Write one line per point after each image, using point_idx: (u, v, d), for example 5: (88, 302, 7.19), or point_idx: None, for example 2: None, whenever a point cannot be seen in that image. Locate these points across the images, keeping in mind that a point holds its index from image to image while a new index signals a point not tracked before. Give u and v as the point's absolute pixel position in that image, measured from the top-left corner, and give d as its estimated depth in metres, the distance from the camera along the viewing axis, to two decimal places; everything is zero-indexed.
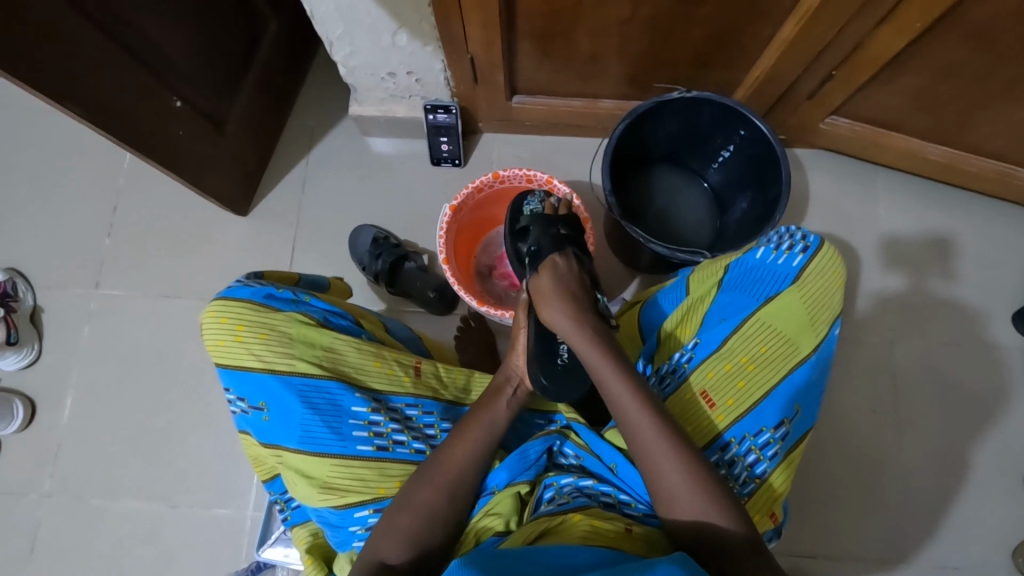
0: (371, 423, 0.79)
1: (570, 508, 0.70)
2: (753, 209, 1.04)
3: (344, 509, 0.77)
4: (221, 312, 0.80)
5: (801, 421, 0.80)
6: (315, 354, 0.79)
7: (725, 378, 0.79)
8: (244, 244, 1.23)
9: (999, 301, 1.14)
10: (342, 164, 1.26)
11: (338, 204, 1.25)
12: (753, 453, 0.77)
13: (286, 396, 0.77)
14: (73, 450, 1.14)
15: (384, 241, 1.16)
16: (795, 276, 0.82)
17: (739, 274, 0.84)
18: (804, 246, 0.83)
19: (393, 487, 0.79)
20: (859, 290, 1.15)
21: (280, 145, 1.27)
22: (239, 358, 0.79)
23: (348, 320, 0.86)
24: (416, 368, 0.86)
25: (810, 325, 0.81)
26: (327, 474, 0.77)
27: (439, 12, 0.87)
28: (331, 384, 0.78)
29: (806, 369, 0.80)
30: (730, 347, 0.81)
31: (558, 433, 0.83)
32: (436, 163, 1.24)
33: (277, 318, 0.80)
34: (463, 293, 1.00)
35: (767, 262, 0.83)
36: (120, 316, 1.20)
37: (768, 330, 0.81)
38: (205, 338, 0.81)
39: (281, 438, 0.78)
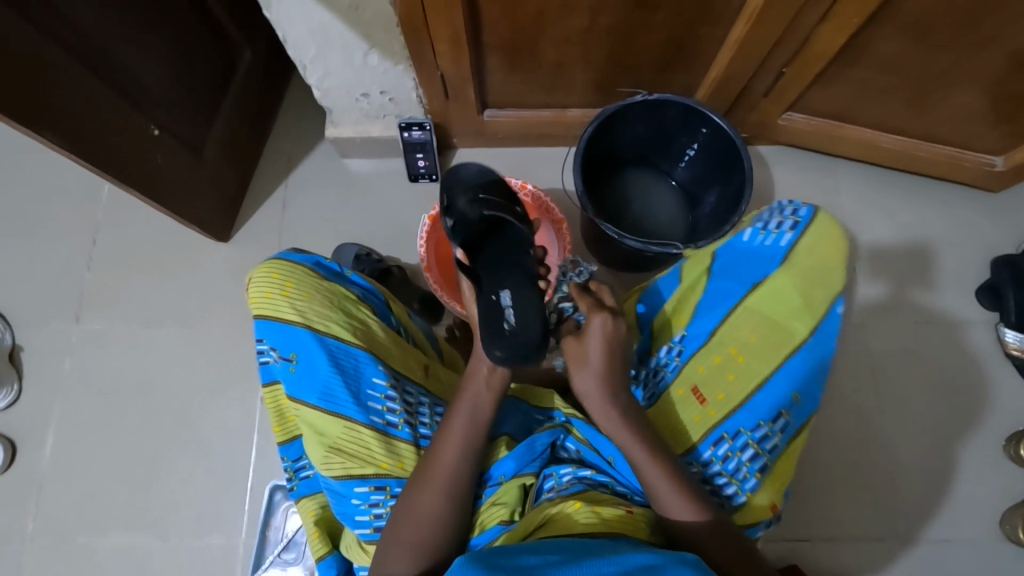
0: (387, 397, 0.81)
1: (571, 495, 0.73)
2: (721, 203, 1.08)
3: (347, 479, 0.77)
4: (277, 268, 0.88)
5: (801, 410, 0.79)
6: (349, 322, 0.84)
7: (715, 370, 0.81)
8: (228, 269, 1.23)
9: (962, 278, 1.19)
10: (321, 185, 1.28)
11: (319, 225, 1.26)
12: (751, 447, 0.77)
13: (318, 353, 0.81)
14: (58, 487, 1.11)
15: (366, 257, 1.17)
16: (782, 255, 0.84)
17: (729, 258, 0.88)
18: (791, 225, 0.85)
19: (397, 466, 0.79)
20: None
21: (259, 170, 1.29)
22: (281, 310, 0.84)
23: (381, 306, 0.93)
24: (424, 367, 0.91)
25: (801, 306, 0.82)
26: (339, 436, 0.78)
27: (407, 31, 0.91)
28: (361, 352, 0.82)
29: (802, 353, 0.80)
30: (718, 335, 0.83)
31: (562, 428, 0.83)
32: (414, 179, 1.27)
33: (324, 284, 0.87)
34: (446, 299, 1.02)
35: (755, 244, 0.87)
36: (103, 348, 1.19)
37: (755, 313, 0.83)
38: (253, 288, 0.87)
39: (302, 393, 0.80)
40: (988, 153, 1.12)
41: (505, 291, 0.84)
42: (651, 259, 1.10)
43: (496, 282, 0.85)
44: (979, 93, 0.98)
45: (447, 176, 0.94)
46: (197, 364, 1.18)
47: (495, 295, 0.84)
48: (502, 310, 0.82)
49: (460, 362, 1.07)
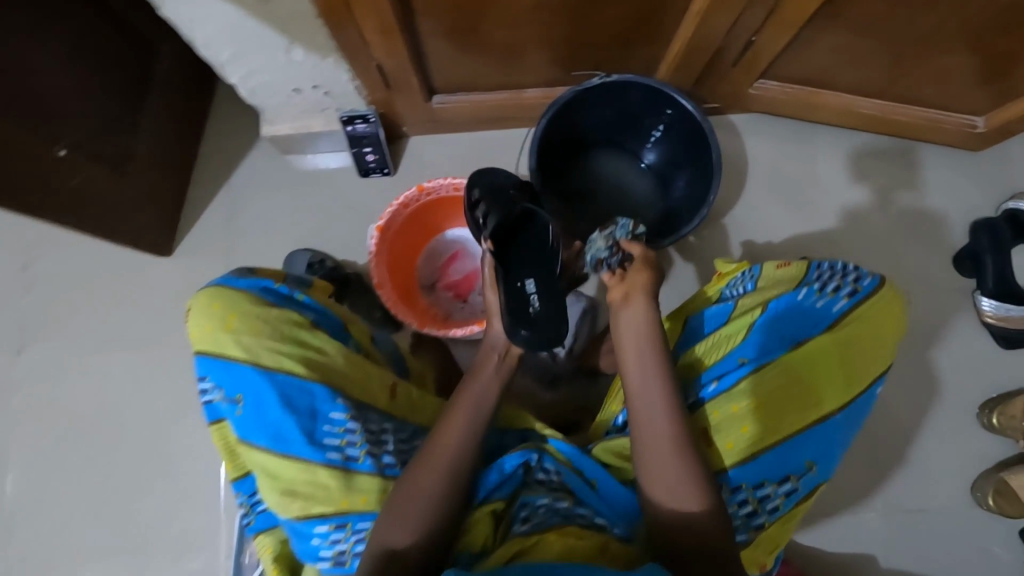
0: (345, 431, 0.73)
1: (549, 527, 0.68)
2: (690, 189, 1.02)
3: (305, 520, 0.71)
4: (216, 299, 0.78)
5: (812, 478, 0.73)
6: (303, 354, 0.76)
7: (731, 420, 0.71)
8: (174, 286, 1.16)
9: (941, 244, 1.15)
10: (266, 187, 1.19)
11: (268, 230, 1.18)
12: (748, 503, 0.71)
13: (266, 391, 0.74)
14: (26, 527, 1.07)
15: (320, 266, 1.10)
16: (834, 322, 0.75)
17: (778, 311, 0.76)
18: (850, 292, 0.77)
19: (359, 501, 0.72)
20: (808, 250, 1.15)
21: (196, 175, 1.19)
22: (224, 347, 0.76)
23: (339, 326, 0.84)
24: (392, 387, 0.82)
25: (842, 382, 0.73)
26: (295, 478, 0.72)
27: (331, 23, 0.80)
28: (317, 386, 0.74)
29: (828, 427, 0.73)
30: (753, 386, 0.71)
31: (538, 448, 0.78)
32: (365, 174, 1.18)
33: (271, 312, 0.78)
34: (402, 315, 0.94)
35: (809, 302, 0.76)
36: (53, 380, 1.12)
37: (798, 376, 0.72)
38: (191, 321, 0.79)
39: (252, 436, 0.73)
40: (969, 113, 1.06)
41: (530, 279, 0.87)
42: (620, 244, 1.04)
43: (521, 268, 0.88)
44: (963, 54, 0.91)
45: (477, 171, 0.98)
46: (154, 389, 1.12)
47: (520, 282, 0.86)
48: (527, 296, 0.85)
49: (428, 379, 0.97)
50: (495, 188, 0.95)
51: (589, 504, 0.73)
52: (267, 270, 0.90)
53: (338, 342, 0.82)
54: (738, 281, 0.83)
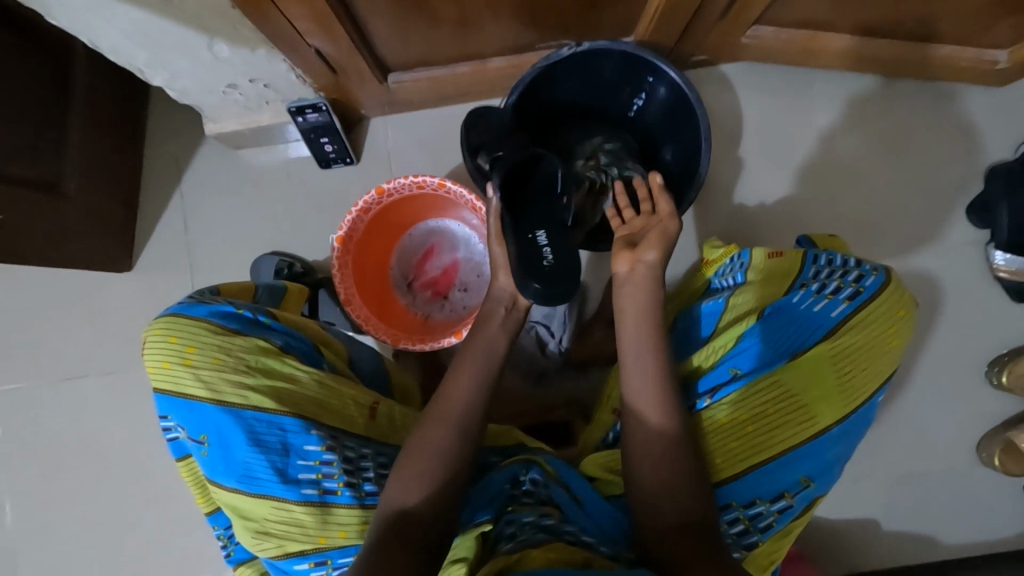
0: (321, 463, 0.65)
1: (534, 544, 0.60)
2: (679, 164, 0.93)
3: (283, 557, 0.65)
4: (170, 329, 0.67)
5: (807, 493, 0.71)
6: (273, 385, 0.66)
7: (722, 435, 0.68)
8: (140, 302, 1.10)
9: (953, 194, 1.06)
10: (221, 188, 1.11)
11: (230, 235, 1.10)
12: (740, 520, 0.69)
13: (231, 429, 0.64)
14: (30, 555, 1.07)
15: (289, 272, 1.03)
16: (834, 327, 0.70)
17: (773, 315, 0.71)
18: (850, 295, 0.72)
19: (338, 536, 0.65)
20: (809, 210, 1.06)
21: (145, 183, 1.11)
22: (184, 385, 0.65)
23: (310, 345, 0.73)
24: (372, 407, 0.73)
25: (839, 394, 0.70)
26: (267, 516, 0.65)
27: (251, 14, 0.69)
28: (288, 420, 0.65)
29: (823, 442, 0.70)
30: (745, 398, 0.69)
31: (524, 461, 0.74)
32: (326, 166, 1.09)
33: (233, 339, 0.67)
34: (376, 330, 0.89)
35: (806, 306, 0.72)
36: (32, 409, 1.09)
37: (792, 388, 0.69)
38: (146, 356, 0.68)
39: (219, 475, 0.65)
40: (990, 48, 0.95)
41: (542, 231, 0.78)
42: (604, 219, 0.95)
43: (532, 220, 0.79)
44: None
45: (470, 113, 0.84)
46: (135, 409, 1.09)
47: (533, 233, 0.77)
48: (540, 248, 0.76)
49: (413, 392, 0.90)
50: (499, 136, 0.83)
51: (577, 520, 0.68)
52: (234, 287, 0.79)
53: (310, 363, 0.71)
54: (729, 271, 0.80)
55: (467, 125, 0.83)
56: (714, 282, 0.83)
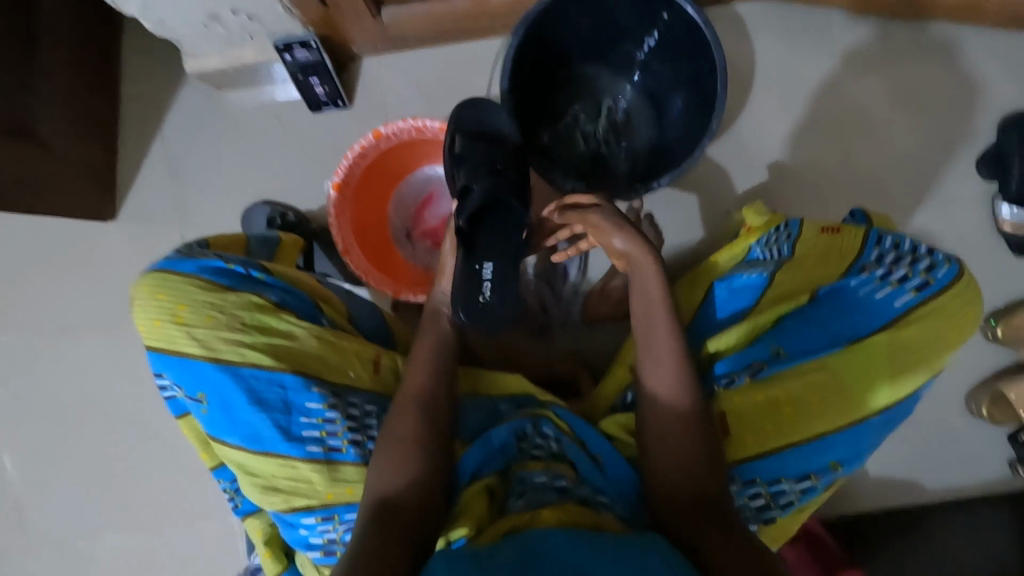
0: (324, 421, 0.64)
1: (543, 504, 0.62)
2: (692, 110, 0.88)
3: (291, 512, 0.65)
4: (160, 287, 0.65)
5: (833, 478, 0.69)
6: (271, 342, 0.64)
7: (759, 413, 0.66)
8: (127, 252, 1.06)
9: (969, 142, 1.02)
10: (207, 133, 1.05)
11: (219, 182, 1.06)
12: (761, 495, 0.67)
13: (230, 388, 0.63)
14: (35, 502, 1.07)
15: (282, 222, 0.98)
16: (895, 317, 0.67)
17: (828, 296, 0.70)
18: (917, 285, 0.68)
19: (345, 493, 0.65)
20: (821, 159, 1.03)
21: (126, 127, 1.06)
22: (177, 344, 0.63)
23: (307, 301, 0.70)
24: (375, 362, 0.71)
25: (890, 384, 0.66)
26: (273, 474, 0.64)
27: None
28: (287, 377, 0.63)
29: (861, 430, 0.67)
30: (790, 378, 0.66)
31: (533, 416, 0.74)
32: (317, 108, 1.03)
33: (226, 297, 0.65)
34: (375, 280, 0.88)
35: (870, 291, 0.69)
36: (23, 365, 1.07)
37: (841, 375, 0.66)
38: (136, 315, 0.66)
39: (222, 433, 0.64)
40: None
41: (489, 262, 0.77)
42: (609, 161, 0.94)
43: (485, 248, 0.78)
44: None
45: (459, 109, 0.85)
46: (129, 361, 1.07)
47: (479, 263, 0.77)
48: (481, 282, 0.76)
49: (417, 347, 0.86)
50: (475, 149, 0.84)
51: (590, 477, 0.68)
52: (224, 240, 0.76)
53: (309, 321, 0.69)
54: (776, 242, 0.76)
55: (453, 122, 0.85)
56: (755, 252, 0.77)
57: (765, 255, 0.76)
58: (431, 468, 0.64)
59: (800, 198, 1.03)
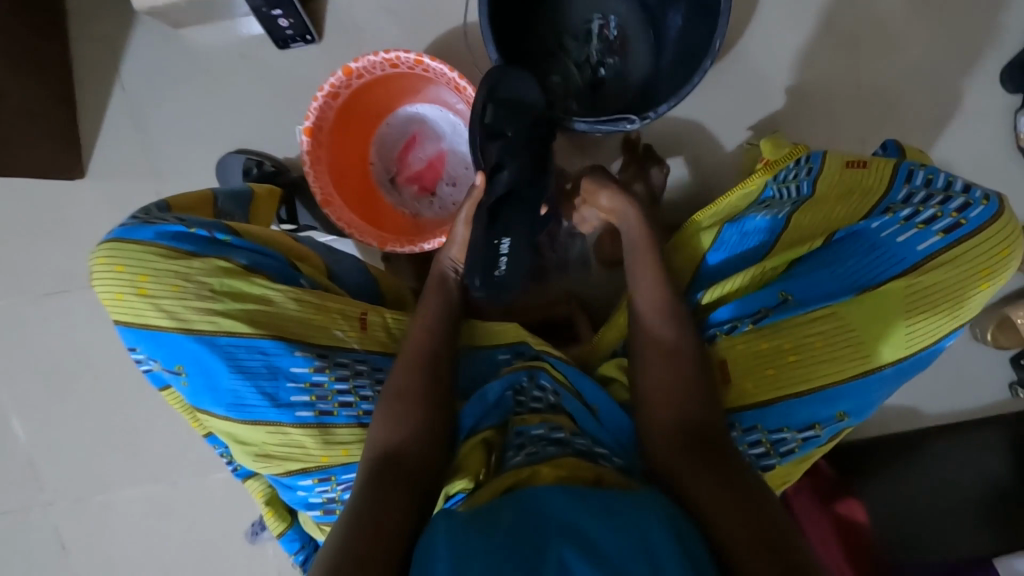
0: (313, 385, 0.63)
1: (544, 459, 0.60)
2: (690, 27, 0.81)
3: (287, 475, 0.65)
4: (116, 258, 0.61)
5: (839, 429, 0.66)
6: (246, 308, 0.62)
7: (758, 359, 0.64)
8: (103, 210, 1.01)
9: (992, 49, 0.94)
10: (170, 78, 0.98)
11: (188, 132, 0.99)
12: (761, 444, 0.64)
13: (209, 358, 0.61)
14: (48, 463, 1.09)
15: (258, 172, 0.94)
16: (916, 263, 0.63)
17: (845, 239, 0.66)
18: (944, 228, 0.63)
19: (341, 454, 0.65)
20: (830, 77, 0.95)
21: (83, 74, 0.99)
22: (145, 316, 0.60)
23: (281, 261, 0.67)
24: (362, 319, 0.69)
25: (905, 332, 0.63)
26: (264, 440, 0.63)
27: None
28: (268, 342, 0.62)
29: (872, 380, 0.64)
30: (795, 324, 0.64)
31: (529, 368, 0.74)
32: (285, 46, 0.95)
33: (190, 263, 0.61)
34: (358, 232, 0.83)
35: (892, 234, 0.64)
36: (14, 330, 1.06)
37: (850, 321, 0.63)
38: (96, 288, 0.62)
39: (207, 403, 0.63)
40: None
41: (508, 238, 0.74)
42: (606, 89, 0.89)
43: (506, 223, 0.74)
44: None
45: (499, 69, 0.78)
46: None
47: (498, 239, 0.73)
48: (498, 256, 0.73)
49: (409, 297, 0.84)
50: (505, 122, 0.77)
51: (589, 429, 0.67)
52: (184, 199, 0.71)
53: (285, 282, 0.66)
54: (795, 179, 0.72)
55: (486, 85, 0.77)
56: (770, 190, 0.74)
57: (779, 195, 0.73)
58: (430, 425, 0.64)
59: (807, 121, 0.96)
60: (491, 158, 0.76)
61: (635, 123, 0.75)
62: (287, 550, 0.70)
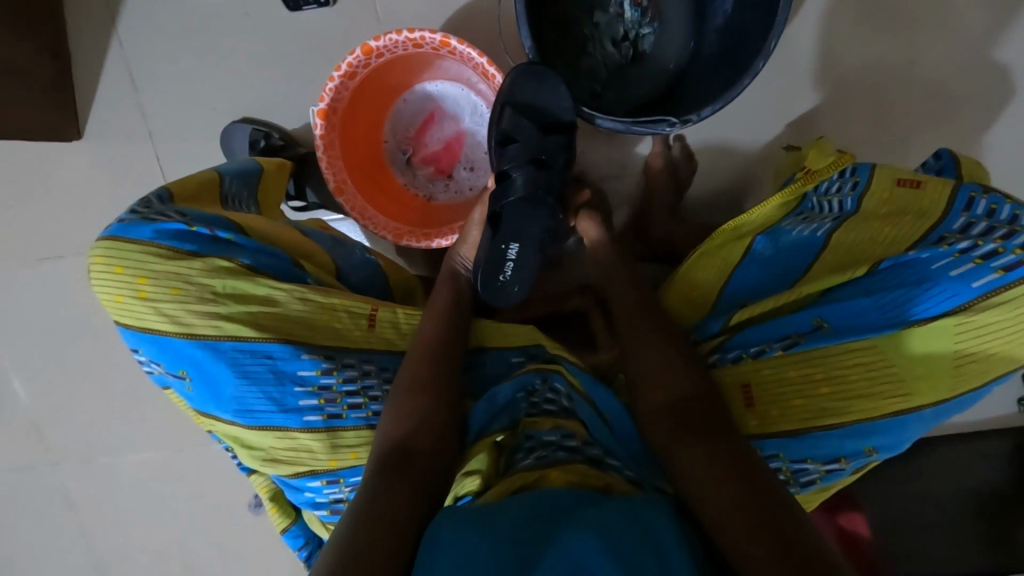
0: (321, 388, 0.61)
1: (553, 462, 0.58)
2: (738, 13, 0.75)
3: (295, 477, 0.64)
4: (113, 259, 0.57)
5: (867, 462, 0.64)
6: (249, 311, 0.59)
7: (781, 385, 0.63)
8: (100, 172, 0.97)
9: None
10: (169, 34, 0.91)
11: (189, 94, 0.93)
12: (782, 473, 0.64)
13: (213, 364, 0.59)
14: (50, 426, 1.08)
15: (266, 145, 0.89)
16: (966, 301, 0.57)
17: (891, 270, 0.61)
18: (1007, 264, 0.56)
19: (349, 457, 0.63)
20: (876, 72, 0.89)
21: (77, 25, 0.92)
22: (147, 320, 0.58)
23: (284, 257, 0.63)
24: (371, 315, 0.66)
25: (948, 372, 0.59)
26: (271, 445, 0.62)
27: None
28: (274, 346, 0.59)
29: (907, 419, 0.60)
30: (826, 353, 0.61)
31: (542, 371, 0.71)
32: (295, 8, 0.88)
33: (191, 264, 0.58)
34: (374, 224, 0.80)
35: (940, 268, 0.59)
36: (13, 291, 1.03)
37: (886, 356, 0.59)
38: (94, 289, 0.59)
39: (213, 407, 0.61)
40: None
41: (516, 244, 0.73)
42: (638, 74, 0.83)
43: (513, 227, 0.72)
44: None
45: (522, 66, 0.74)
46: None
47: (505, 243, 0.72)
48: (503, 261, 0.73)
49: (418, 288, 0.82)
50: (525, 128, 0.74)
51: (604, 438, 0.65)
52: (186, 186, 0.65)
53: (289, 280, 0.63)
54: (837, 192, 0.69)
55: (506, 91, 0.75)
56: (812, 201, 0.72)
57: (821, 209, 0.70)
58: (436, 424, 0.63)
59: (847, 118, 0.90)
60: (504, 162, 0.74)
61: (675, 128, 0.71)
62: (291, 546, 0.70)
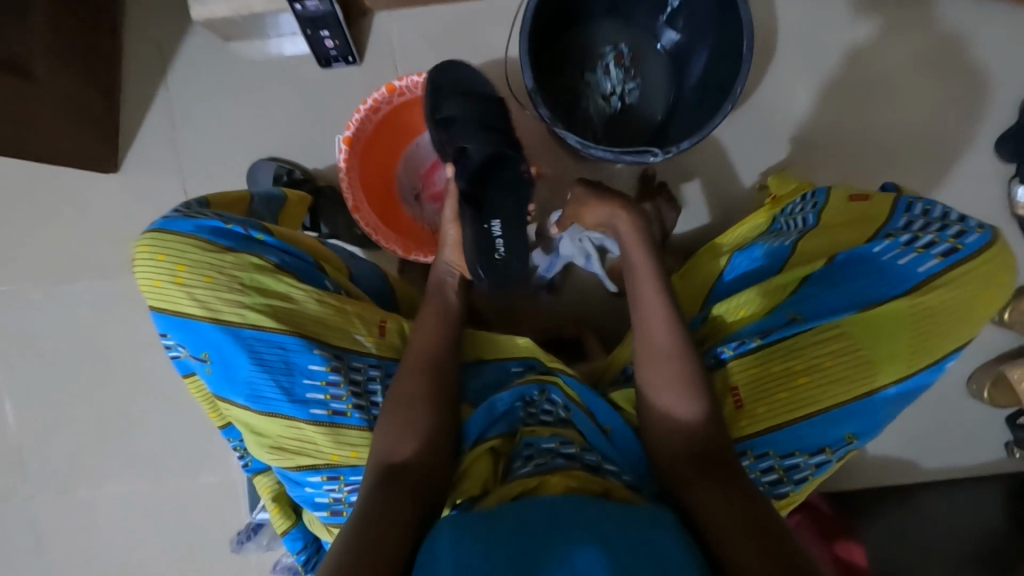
0: (329, 384, 0.64)
1: (552, 469, 0.59)
2: (711, 72, 0.87)
3: (297, 469, 0.65)
4: (158, 246, 0.63)
5: (849, 448, 0.68)
6: (271, 302, 0.64)
7: (767, 380, 0.66)
8: (129, 203, 1.05)
9: (988, 122, 0.99)
10: (212, 85, 1.03)
11: (223, 136, 1.04)
12: (775, 471, 0.67)
13: (232, 348, 0.62)
14: (35, 452, 1.07)
15: (288, 179, 0.98)
16: (918, 283, 0.65)
17: (846, 261, 0.68)
18: (944, 250, 0.66)
19: (350, 455, 0.65)
20: (836, 133, 1.01)
21: (131, 75, 1.04)
22: (178, 303, 0.62)
23: (308, 260, 0.69)
24: (380, 325, 0.71)
25: (909, 351, 0.65)
26: (279, 433, 0.64)
27: None
28: (288, 339, 0.63)
29: (880, 400, 0.65)
30: (805, 343, 0.65)
31: (541, 382, 0.73)
32: (326, 65, 1.00)
33: (225, 257, 0.63)
34: (384, 241, 0.87)
35: (890, 258, 0.67)
36: (25, 313, 1.06)
37: (856, 340, 0.65)
38: (136, 275, 0.65)
39: (226, 392, 0.64)
40: None
41: (497, 220, 0.81)
42: (626, 125, 0.94)
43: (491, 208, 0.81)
44: None
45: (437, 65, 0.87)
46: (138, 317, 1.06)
47: (487, 223, 0.80)
48: (494, 239, 0.79)
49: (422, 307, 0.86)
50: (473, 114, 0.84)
51: (600, 447, 0.67)
52: (220, 197, 0.74)
53: (310, 282, 0.68)
54: (800, 212, 0.77)
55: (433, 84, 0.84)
56: (778, 222, 0.80)
57: (788, 226, 0.77)
58: (435, 430, 0.65)
59: (812, 171, 1.01)
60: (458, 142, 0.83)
61: (659, 157, 0.80)
62: (290, 549, 0.72)
